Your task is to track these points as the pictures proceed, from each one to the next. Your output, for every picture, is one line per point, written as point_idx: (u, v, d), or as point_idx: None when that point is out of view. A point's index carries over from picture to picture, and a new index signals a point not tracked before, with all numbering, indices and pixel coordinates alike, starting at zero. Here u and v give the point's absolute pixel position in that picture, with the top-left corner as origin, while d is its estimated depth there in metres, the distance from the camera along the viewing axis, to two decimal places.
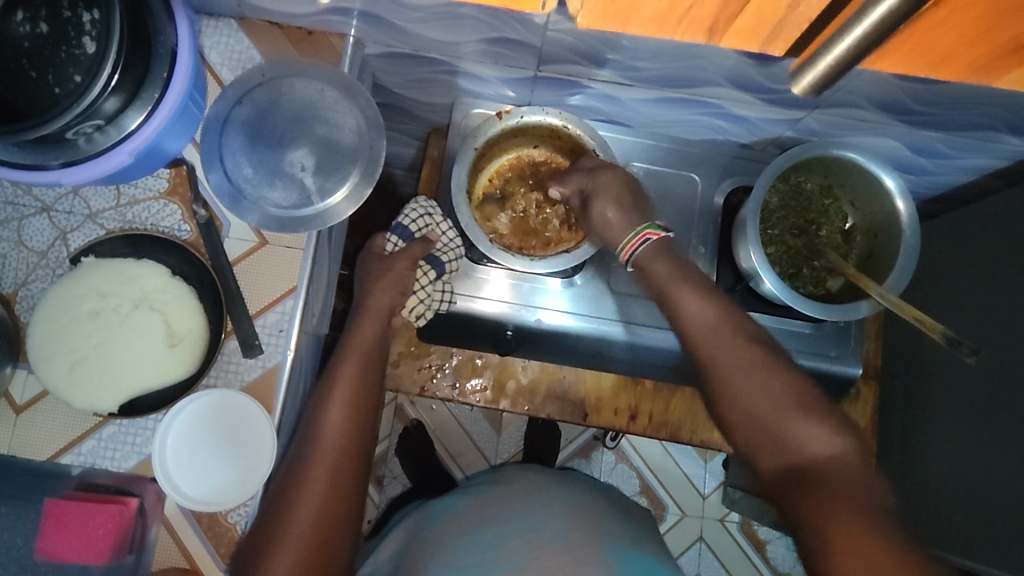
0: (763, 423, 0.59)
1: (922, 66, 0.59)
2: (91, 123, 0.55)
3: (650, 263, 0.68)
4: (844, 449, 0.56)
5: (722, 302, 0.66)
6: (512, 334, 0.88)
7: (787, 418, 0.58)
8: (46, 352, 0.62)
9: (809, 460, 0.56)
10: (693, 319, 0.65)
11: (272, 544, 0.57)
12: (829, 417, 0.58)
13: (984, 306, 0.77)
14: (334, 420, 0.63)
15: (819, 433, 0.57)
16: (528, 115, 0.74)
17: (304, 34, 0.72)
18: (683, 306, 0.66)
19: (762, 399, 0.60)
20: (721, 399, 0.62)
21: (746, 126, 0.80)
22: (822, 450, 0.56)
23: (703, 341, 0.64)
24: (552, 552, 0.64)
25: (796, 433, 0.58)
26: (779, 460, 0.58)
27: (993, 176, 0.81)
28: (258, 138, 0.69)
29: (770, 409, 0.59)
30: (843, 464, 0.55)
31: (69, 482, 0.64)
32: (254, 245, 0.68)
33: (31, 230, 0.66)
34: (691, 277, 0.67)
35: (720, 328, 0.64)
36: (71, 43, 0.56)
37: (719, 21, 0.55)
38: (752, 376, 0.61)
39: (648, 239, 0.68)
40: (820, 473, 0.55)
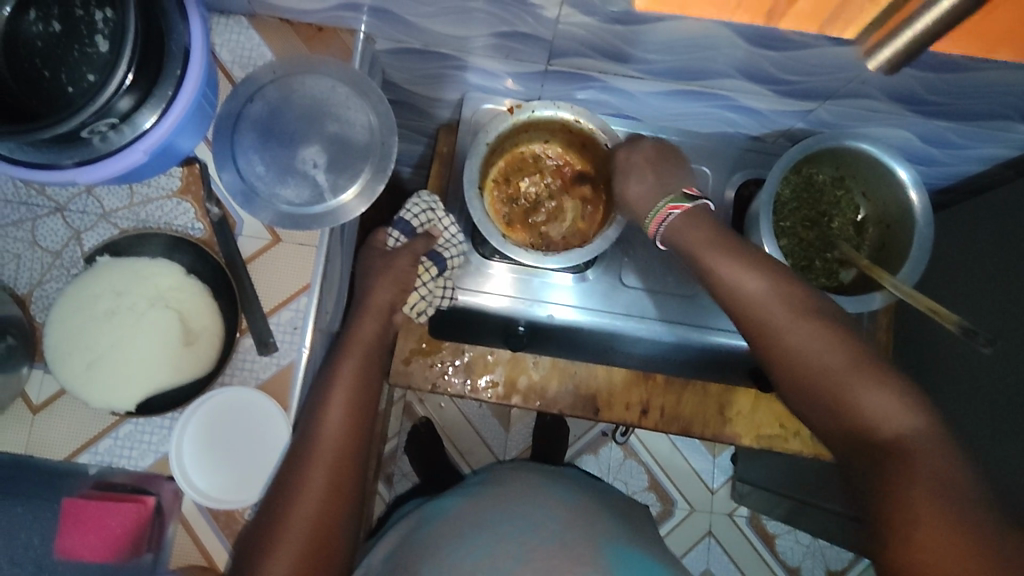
0: (826, 397, 0.58)
1: (988, 46, 0.58)
2: (105, 121, 0.55)
3: (683, 234, 0.67)
4: (917, 421, 0.53)
5: (776, 273, 0.64)
6: (524, 329, 0.89)
7: (852, 390, 0.56)
8: (62, 351, 0.62)
9: (877, 435, 0.54)
10: (748, 293, 0.63)
11: (269, 540, 0.57)
12: (899, 389, 0.55)
13: (998, 296, 0.77)
14: (333, 418, 0.63)
15: (889, 405, 0.55)
16: (540, 110, 0.73)
17: (314, 31, 0.72)
18: (735, 280, 0.64)
19: (828, 373, 0.58)
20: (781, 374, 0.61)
21: (757, 118, 0.80)
22: (892, 423, 0.54)
23: (759, 314, 0.62)
24: (545, 554, 0.64)
25: (865, 406, 0.55)
26: (845, 432, 0.56)
27: (1005, 166, 0.81)
28: (270, 135, 0.69)
29: (836, 381, 0.57)
30: (917, 437, 0.53)
31: (86, 482, 0.64)
32: (269, 241, 0.68)
33: (44, 230, 0.66)
34: (737, 249, 0.65)
35: (778, 302, 0.62)
36: (84, 42, 0.56)
37: (781, 4, 0.55)
38: (817, 348, 0.59)
39: (675, 211, 0.68)
40: (892, 450, 0.53)
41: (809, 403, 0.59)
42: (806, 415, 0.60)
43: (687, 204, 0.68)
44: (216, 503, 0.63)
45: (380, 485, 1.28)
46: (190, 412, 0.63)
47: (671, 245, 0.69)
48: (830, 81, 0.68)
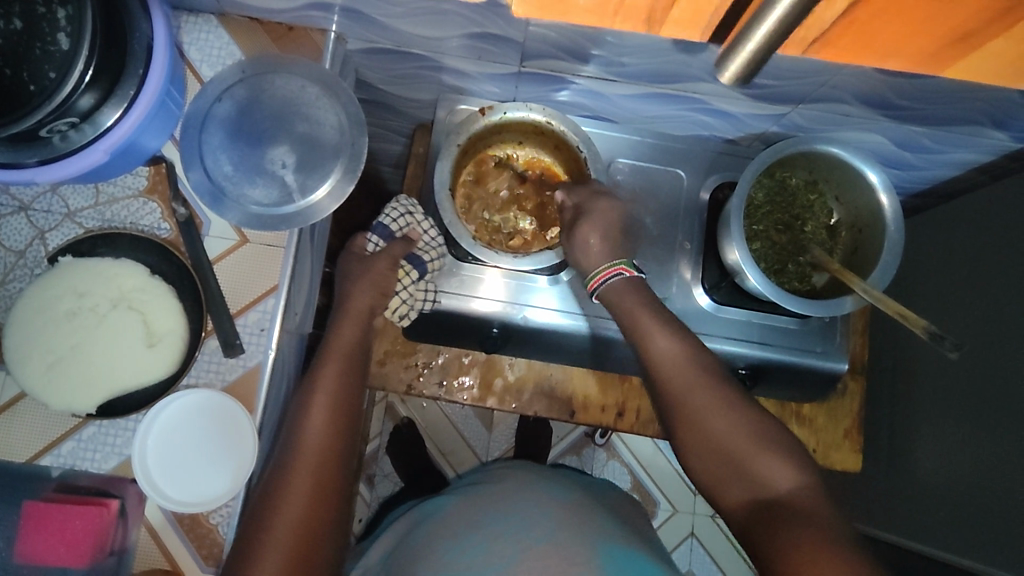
0: (730, 458, 0.59)
1: (868, 55, 0.57)
2: (64, 121, 0.55)
3: (619, 297, 0.69)
4: (806, 483, 0.56)
5: (688, 339, 0.66)
6: (498, 332, 0.85)
7: (753, 455, 0.58)
8: (22, 353, 0.61)
9: (773, 495, 0.56)
10: (663, 356, 0.65)
11: (252, 548, 0.55)
12: (793, 454, 0.58)
13: (969, 301, 0.77)
14: (314, 423, 0.63)
15: (784, 469, 0.57)
16: (511, 112, 0.73)
17: (284, 30, 0.71)
18: (651, 344, 0.66)
19: (733, 439, 0.60)
20: (687, 434, 0.62)
21: (731, 121, 0.80)
22: (785, 485, 0.56)
23: (669, 378, 0.64)
24: (539, 555, 0.63)
25: (762, 469, 0.58)
26: (744, 493, 0.58)
27: (978, 171, 0.81)
28: (239, 135, 0.69)
29: (737, 443, 0.59)
30: (807, 497, 0.55)
31: (49, 484, 0.63)
32: (236, 243, 0.68)
33: (8, 229, 0.65)
34: (657, 312, 0.67)
35: (689, 366, 0.64)
36: (45, 39, 0.55)
37: (656, 10, 0.54)
38: (722, 412, 0.61)
39: (621, 274, 0.70)
40: (783, 508, 0.55)
41: (711, 465, 0.60)
42: (703, 476, 0.61)
43: (632, 271, 0.70)
44: (166, 503, 0.62)
45: (361, 486, 1.27)
46: (188, 393, 0.63)
47: (607, 301, 0.70)
48: (803, 85, 0.68)
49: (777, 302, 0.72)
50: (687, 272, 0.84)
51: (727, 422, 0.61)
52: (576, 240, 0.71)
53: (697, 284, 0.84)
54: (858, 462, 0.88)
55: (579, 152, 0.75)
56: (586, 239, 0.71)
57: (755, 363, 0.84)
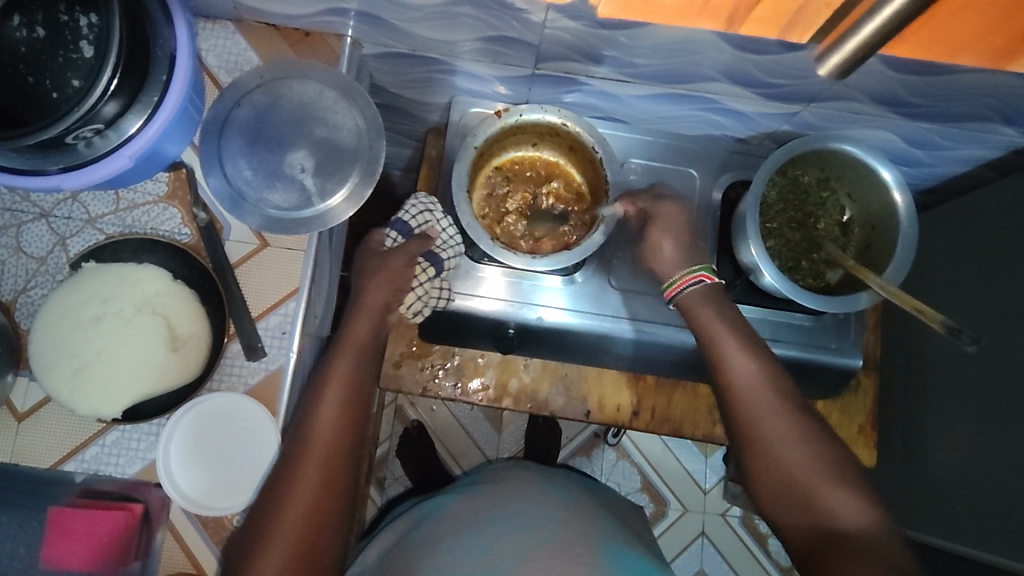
0: (801, 486, 0.60)
1: (940, 51, 0.59)
2: (91, 127, 0.55)
3: (696, 309, 0.70)
4: (873, 521, 0.57)
5: (768, 359, 0.66)
6: (514, 333, 0.85)
7: (822, 486, 0.59)
8: (48, 358, 0.61)
9: (838, 529, 0.57)
10: (740, 380, 0.65)
11: (258, 546, 0.57)
12: (862, 490, 0.59)
13: (985, 295, 0.78)
14: (325, 417, 0.63)
15: (853, 504, 0.58)
16: (527, 114, 0.74)
17: (301, 35, 0.72)
18: (731, 364, 0.66)
19: (804, 470, 0.60)
20: (756, 456, 0.63)
21: (743, 120, 0.81)
22: (853, 520, 0.57)
23: (746, 398, 0.64)
24: (544, 554, 0.64)
25: (831, 501, 0.58)
26: (810, 523, 0.59)
27: (987, 167, 0.81)
28: (257, 140, 0.69)
29: (807, 474, 0.60)
30: (872, 534, 0.56)
31: (72, 489, 0.63)
32: (256, 247, 0.68)
33: (29, 236, 0.66)
34: (747, 337, 0.68)
35: (769, 390, 0.64)
36: (69, 47, 0.56)
37: (738, 9, 0.56)
38: (796, 440, 0.61)
39: (701, 280, 0.71)
40: (851, 541, 0.56)
41: (774, 492, 0.61)
42: (769, 502, 0.62)
43: (712, 277, 0.71)
44: (189, 506, 0.62)
45: (372, 489, 1.27)
46: (218, 397, 0.64)
47: (683, 310, 0.71)
48: (815, 84, 0.69)
49: (792, 299, 0.73)
50: None
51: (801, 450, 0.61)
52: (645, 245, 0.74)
53: (711, 283, 0.84)
54: (874, 457, 0.88)
55: (595, 153, 0.75)
56: (660, 242, 0.73)
57: None
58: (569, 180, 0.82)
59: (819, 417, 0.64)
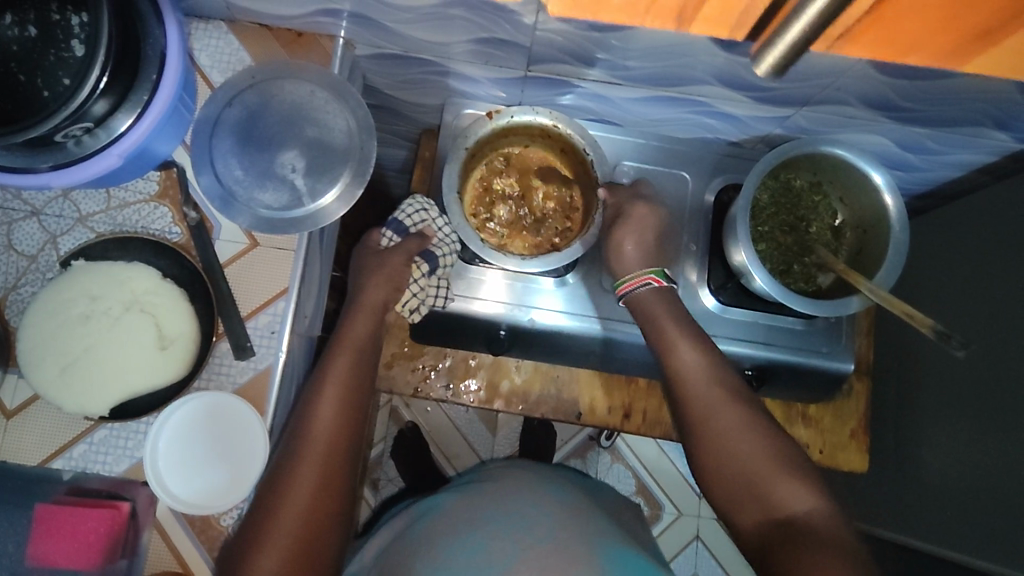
0: (751, 478, 0.61)
1: (888, 52, 0.55)
2: (79, 126, 0.55)
3: (647, 305, 0.70)
4: (820, 505, 0.59)
5: (713, 354, 0.67)
6: (505, 334, 0.84)
7: (770, 477, 0.60)
8: (35, 356, 0.61)
9: (788, 517, 0.58)
10: (688, 376, 0.66)
11: (254, 544, 0.57)
12: (808, 476, 0.60)
13: (978, 301, 0.78)
14: (323, 416, 0.63)
15: (801, 491, 0.59)
16: (518, 115, 0.74)
17: (294, 36, 0.72)
18: (676, 359, 0.67)
19: (752, 461, 0.61)
20: (705, 450, 0.64)
21: (735, 123, 0.81)
22: (801, 507, 0.58)
23: (695, 393, 0.65)
24: (540, 554, 0.64)
25: (780, 490, 0.59)
26: (761, 513, 0.60)
27: (980, 172, 0.81)
28: (248, 140, 0.69)
29: (756, 465, 0.61)
30: (819, 518, 0.58)
31: (60, 487, 0.63)
32: (246, 246, 0.68)
33: (20, 234, 0.66)
34: (690, 329, 0.68)
35: (714, 382, 0.65)
36: (59, 46, 0.56)
37: (684, 10, 0.52)
38: (743, 432, 0.63)
39: (649, 283, 0.70)
40: (799, 528, 0.57)
41: (724, 484, 0.62)
42: (719, 495, 0.63)
43: (663, 280, 0.71)
44: (176, 505, 0.62)
45: (366, 491, 1.27)
46: (210, 395, 0.64)
47: (635, 309, 0.71)
48: (807, 88, 0.69)
49: (783, 302, 0.73)
50: (693, 274, 0.85)
51: (749, 441, 0.62)
52: (612, 247, 0.73)
53: (702, 286, 0.84)
54: (865, 462, 0.88)
55: (586, 155, 0.75)
56: (621, 243, 0.72)
57: (762, 365, 0.84)
58: (563, 181, 0.82)
59: (763, 406, 0.66)
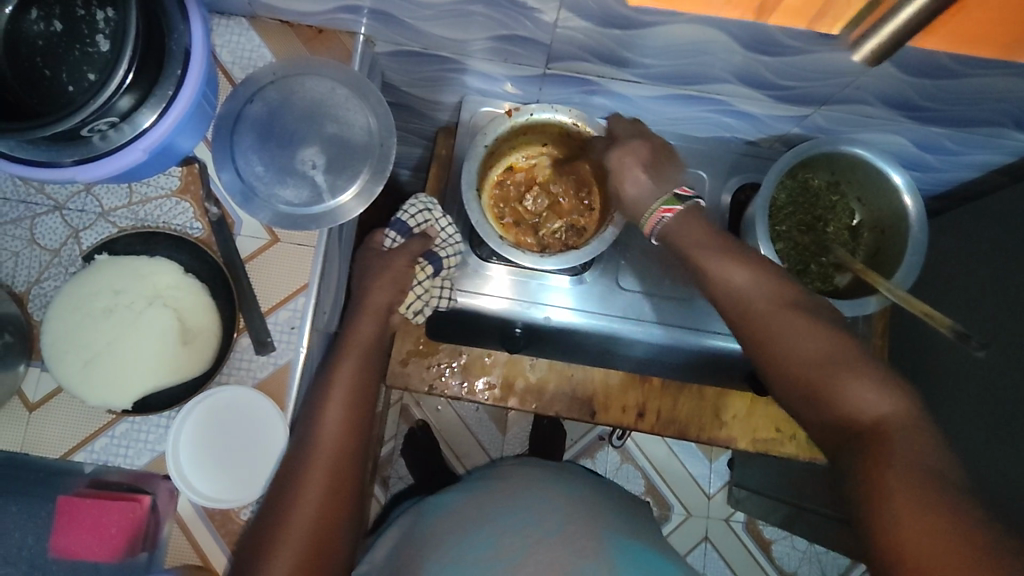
0: (809, 382, 0.57)
1: (967, 42, 0.58)
2: (105, 120, 0.55)
3: (673, 232, 0.67)
4: (893, 406, 0.53)
5: (759, 264, 0.64)
6: (521, 332, 0.88)
7: (834, 380, 0.56)
8: (60, 349, 0.62)
9: (855, 419, 0.54)
10: (739, 289, 0.63)
11: (266, 549, 0.57)
12: (881, 377, 0.55)
13: (994, 303, 0.77)
14: (331, 417, 0.63)
15: (872, 392, 0.54)
16: (537, 112, 0.74)
17: (314, 33, 0.72)
18: (718, 272, 0.64)
19: (812, 367, 0.57)
20: (762, 359, 0.61)
21: (753, 123, 0.81)
22: (869, 409, 0.54)
23: (741, 301, 0.62)
24: (548, 547, 0.64)
25: (843, 391, 0.55)
26: (827, 417, 0.56)
27: (999, 172, 0.81)
28: (269, 136, 0.69)
29: (815, 367, 0.57)
30: (892, 420, 0.53)
31: (82, 480, 0.64)
32: (267, 242, 0.69)
33: (42, 228, 0.67)
34: (727, 243, 0.65)
35: (759, 291, 0.62)
36: (85, 41, 0.56)
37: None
38: (798, 335, 0.59)
39: (664, 216, 0.67)
40: (869, 433, 0.52)
41: (784, 385, 0.59)
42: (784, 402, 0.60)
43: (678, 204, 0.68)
44: (199, 499, 0.63)
45: (376, 489, 1.28)
46: (225, 390, 0.64)
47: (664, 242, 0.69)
48: (827, 87, 0.69)
49: None
50: None
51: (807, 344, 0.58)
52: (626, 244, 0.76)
53: None
54: None
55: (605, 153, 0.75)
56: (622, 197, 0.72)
57: None
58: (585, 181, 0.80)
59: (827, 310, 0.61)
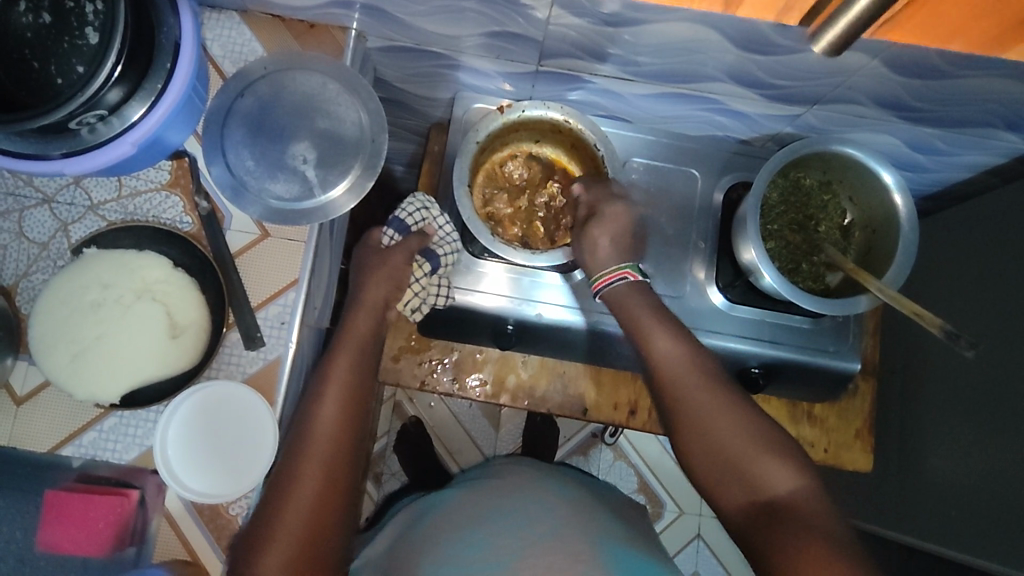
0: (733, 460, 0.61)
1: (933, 35, 0.57)
2: (94, 113, 0.55)
3: (622, 298, 0.70)
4: (805, 486, 0.59)
5: (690, 341, 0.68)
6: (512, 329, 0.84)
7: (754, 460, 0.60)
8: (48, 343, 0.62)
9: (772, 499, 0.59)
10: (664, 360, 0.66)
11: (258, 546, 0.57)
12: (793, 458, 0.61)
13: (985, 304, 0.78)
14: (327, 411, 0.63)
15: (786, 473, 0.60)
16: (529, 110, 0.74)
17: (306, 27, 0.72)
18: (653, 346, 0.67)
19: (735, 447, 0.61)
20: (687, 433, 0.64)
21: (746, 121, 0.81)
22: (784, 488, 0.59)
23: (672, 381, 0.65)
24: (543, 549, 0.64)
25: (762, 470, 0.60)
26: (746, 497, 0.60)
27: (990, 174, 0.81)
28: (260, 130, 0.69)
29: (738, 447, 0.61)
30: (805, 501, 0.58)
31: (69, 474, 0.64)
32: (256, 237, 0.68)
33: (31, 221, 0.66)
34: (665, 316, 0.69)
35: (690, 367, 0.65)
36: (73, 33, 0.56)
37: None
38: (723, 413, 0.63)
39: (626, 277, 0.70)
40: (783, 513, 0.57)
41: (711, 467, 0.62)
42: (704, 477, 0.63)
43: (637, 275, 0.71)
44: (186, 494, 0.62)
45: (369, 484, 1.28)
46: (216, 385, 0.64)
47: (610, 303, 0.72)
48: (819, 86, 0.69)
49: (792, 301, 0.73)
50: (702, 271, 0.84)
51: (730, 423, 0.62)
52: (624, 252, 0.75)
53: (712, 284, 0.84)
54: (868, 461, 0.89)
55: (597, 150, 0.75)
56: (595, 241, 0.71)
57: (769, 362, 0.84)
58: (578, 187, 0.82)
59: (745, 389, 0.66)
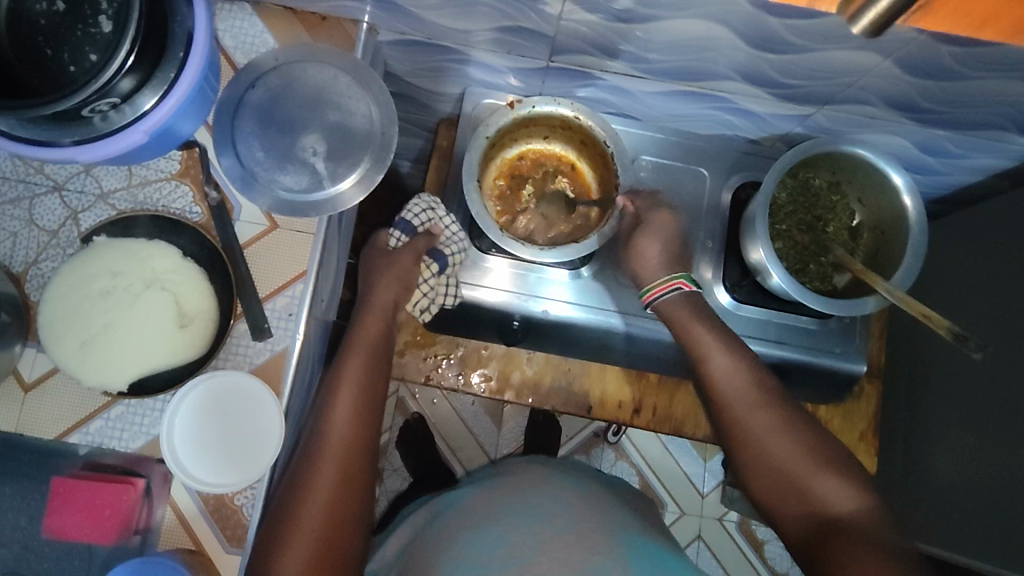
0: (790, 476, 0.64)
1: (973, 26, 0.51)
2: (106, 101, 0.55)
3: (673, 309, 0.72)
4: (861, 503, 0.61)
5: (746, 357, 0.70)
6: (518, 325, 0.86)
7: (811, 479, 0.63)
8: (57, 330, 0.62)
9: (832, 515, 0.61)
10: (720, 377, 0.69)
11: (274, 548, 0.58)
12: (850, 475, 0.63)
13: (993, 307, 0.77)
14: (339, 415, 0.64)
15: (843, 490, 0.62)
16: (540, 106, 0.73)
17: (318, 19, 0.72)
18: (708, 362, 0.70)
19: (793, 465, 0.64)
20: (744, 450, 0.67)
21: (755, 120, 0.81)
22: (843, 505, 0.61)
23: (728, 399, 0.68)
24: (561, 544, 0.64)
25: (821, 488, 0.63)
26: (804, 513, 0.63)
27: (999, 177, 0.81)
28: (270, 122, 0.69)
29: (796, 464, 0.64)
30: (863, 517, 0.61)
31: (75, 462, 0.64)
32: (265, 228, 0.68)
33: (41, 209, 0.66)
34: (720, 332, 0.71)
35: (748, 383, 0.68)
36: (87, 22, 0.56)
37: None
38: (780, 432, 0.66)
39: (679, 287, 0.72)
40: (842, 529, 0.60)
41: (769, 482, 0.65)
42: (761, 492, 0.66)
43: (691, 286, 0.73)
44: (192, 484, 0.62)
45: None
46: (223, 374, 0.64)
47: (661, 312, 0.74)
48: (830, 86, 0.69)
49: (799, 301, 0.73)
50: (709, 270, 0.85)
51: (786, 440, 0.65)
52: (632, 249, 0.75)
53: (719, 283, 0.84)
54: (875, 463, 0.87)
55: (607, 147, 0.75)
56: (645, 248, 0.74)
57: (774, 363, 0.84)
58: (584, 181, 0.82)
59: (799, 405, 0.69)
